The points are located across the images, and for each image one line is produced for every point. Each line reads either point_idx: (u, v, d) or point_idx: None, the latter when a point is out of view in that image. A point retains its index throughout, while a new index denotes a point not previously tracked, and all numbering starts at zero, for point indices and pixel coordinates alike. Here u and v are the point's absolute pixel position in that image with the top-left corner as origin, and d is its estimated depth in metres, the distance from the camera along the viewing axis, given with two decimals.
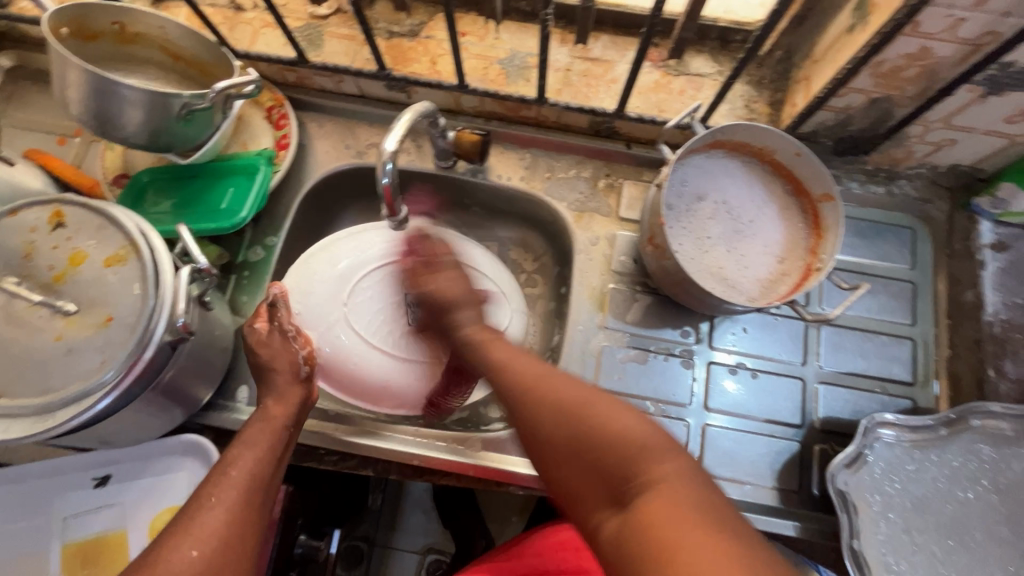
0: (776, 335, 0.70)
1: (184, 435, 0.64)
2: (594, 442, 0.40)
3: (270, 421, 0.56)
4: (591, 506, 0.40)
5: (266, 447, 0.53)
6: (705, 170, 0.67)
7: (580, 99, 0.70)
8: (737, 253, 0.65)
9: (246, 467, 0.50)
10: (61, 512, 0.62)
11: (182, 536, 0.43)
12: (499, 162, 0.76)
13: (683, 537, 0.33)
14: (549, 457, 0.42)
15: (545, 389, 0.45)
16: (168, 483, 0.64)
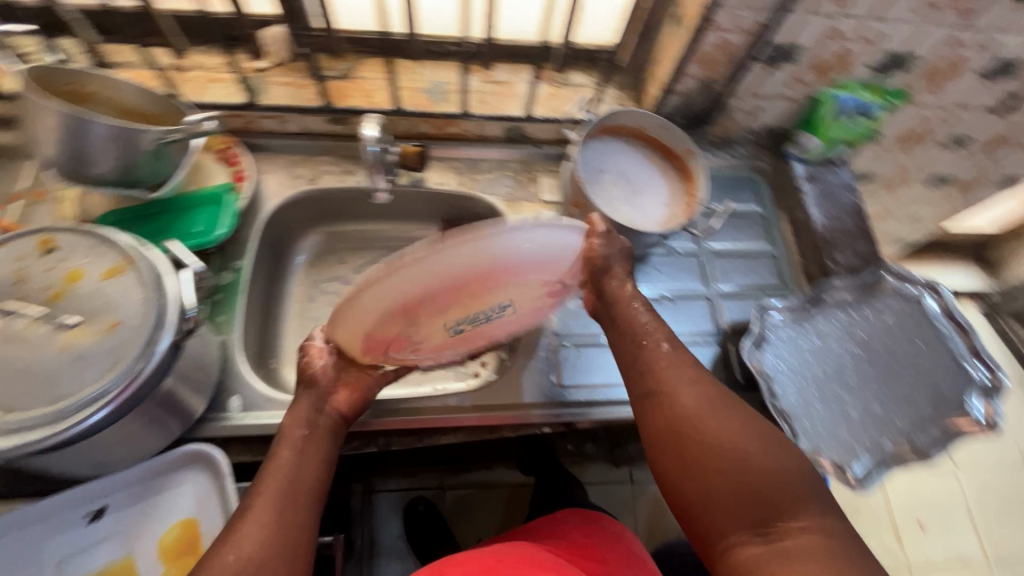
0: (681, 269, 0.90)
1: (181, 446, 0.65)
2: (737, 450, 0.56)
3: (297, 426, 0.60)
4: (722, 517, 0.55)
5: (290, 453, 0.58)
6: (600, 150, 0.86)
7: (495, 111, 0.87)
8: (639, 206, 0.83)
9: (277, 476, 0.55)
10: (53, 555, 0.60)
11: (223, 544, 0.50)
12: (436, 172, 0.90)
13: (809, 524, 0.52)
14: (694, 458, 0.57)
15: (689, 407, 0.60)
16: (169, 498, 0.64)
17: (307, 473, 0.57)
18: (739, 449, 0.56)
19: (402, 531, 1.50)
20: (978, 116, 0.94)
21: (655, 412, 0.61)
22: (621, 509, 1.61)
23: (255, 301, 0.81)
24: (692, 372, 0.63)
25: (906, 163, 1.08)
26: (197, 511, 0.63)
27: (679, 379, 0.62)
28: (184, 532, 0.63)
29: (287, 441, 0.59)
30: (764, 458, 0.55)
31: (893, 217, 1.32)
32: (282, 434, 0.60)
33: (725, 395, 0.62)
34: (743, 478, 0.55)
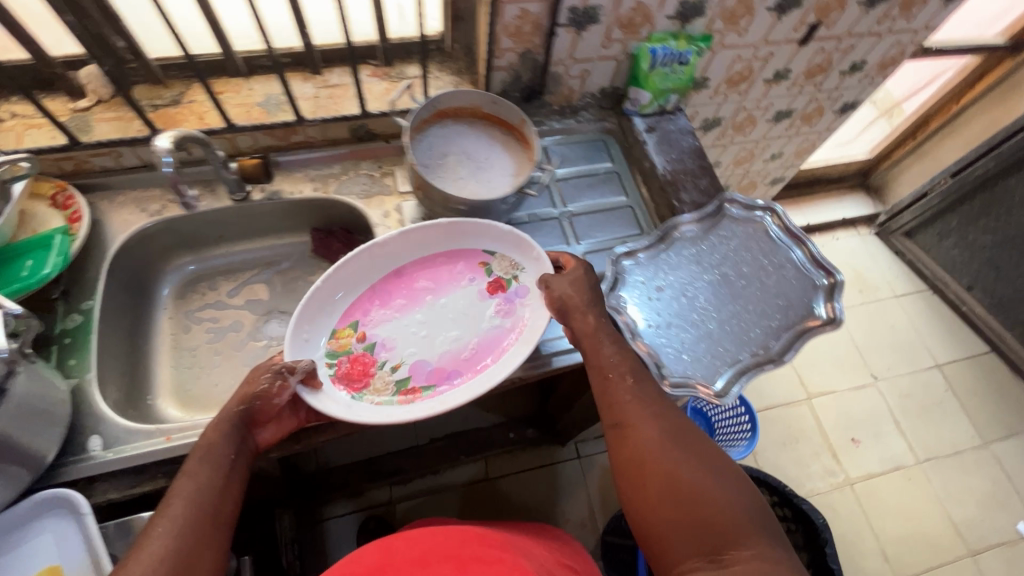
0: (543, 234, 0.93)
1: (35, 495, 0.63)
2: (689, 477, 0.61)
3: (212, 450, 0.62)
4: (677, 545, 0.59)
5: (206, 476, 0.60)
6: (441, 133, 0.89)
7: (333, 113, 0.89)
8: (485, 180, 0.87)
9: (193, 495, 0.58)
10: None
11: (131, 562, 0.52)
12: (288, 181, 0.91)
13: (750, 543, 0.57)
14: (649, 486, 0.63)
15: (655, 437, 0.65)
16: (31, 549, 0.62)
17: (225, 501, 0.61)
18: (692, 478, 0.61)
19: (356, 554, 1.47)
20: (787, 50, 1.03)
21: (626, 441, 0.67)
22: (574, 485, 1.63)
23: (115, 340, 0.80)
24: (653, 407, 0.69)
25: (744, 103, 1.16)
26: (61, 557, 0.62)
27: (641, 415, 0.67)
28: None
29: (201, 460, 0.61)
30: (710, 488, 0.61)
31: (759, 158, 1.41)
32: (198, 453, 0.62)
33: (685, 426, 0.67)
34: (695, 507, 0.59)
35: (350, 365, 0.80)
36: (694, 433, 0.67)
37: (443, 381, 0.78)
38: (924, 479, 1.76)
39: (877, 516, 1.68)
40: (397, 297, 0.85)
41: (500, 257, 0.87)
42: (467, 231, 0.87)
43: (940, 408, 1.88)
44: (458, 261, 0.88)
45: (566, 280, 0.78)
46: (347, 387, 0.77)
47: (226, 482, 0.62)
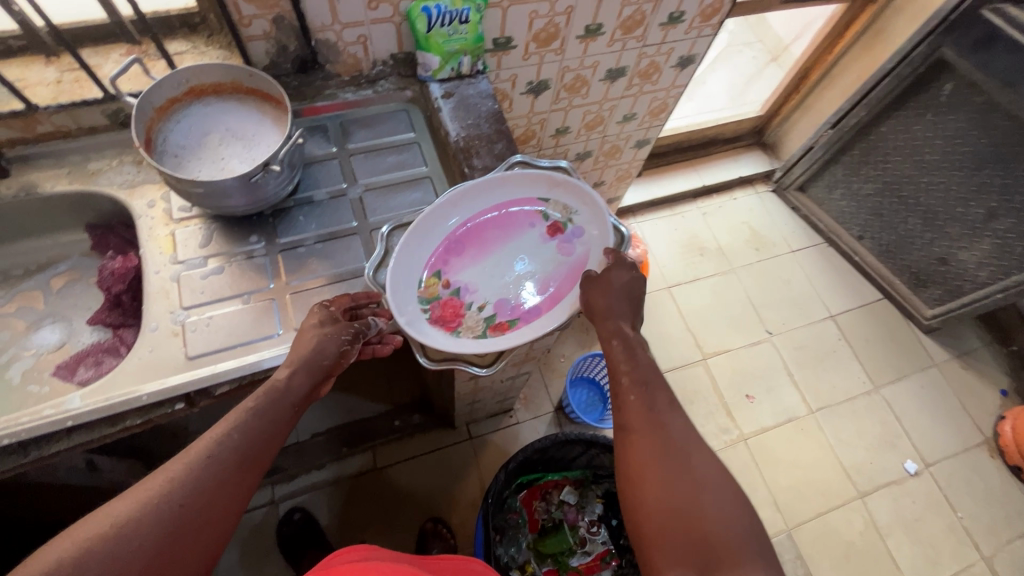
0: (327, 212, 0.89)
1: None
2: (682, 477, 0.62)
3: (286, 394, 0.67)
4: (666, 554, 0.58)
5: (238, 437, 0.62)
6: (202, 115, 0.84)
7: (77, 97, 0.83)
8: (247, 160, 0.82)
9: (202, 451, 0.59)
10: None
11: (83, 523, 0.52)
12: (39, 176, 0.84)
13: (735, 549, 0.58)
14: (641, 493, 0.62)
15: (652, 436, 0.66)
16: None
17: (233, 475, 0.60)
18: (688, 486, 0.61)
19: (236, 556, 1.44)
20: (588, 3, 0.99)
21: (627, 453, 0.66)
22: (466, 467, 1.61)
23: None
24: (657, 409, 0.69)
25: (565, 62, 1.12)
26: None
27: (637, 413, 0.68)
28: None
29: (257, 414, 0.64)
30: (707, 487, 0.61)
31: (610, 120, 1.38)
32: (268, 395, 0.66)
33: (682, 428, 0.67)
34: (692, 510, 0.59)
35: (440, 309, 0.79)
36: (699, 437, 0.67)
37: (561, 296, 0.80)
38: (817, 428, 1.79)
39: (770, 467, 1.71)
40: (450, 257, 0.82)
41: (553, 200, 0.86)
42: (474, 211, 0.84)
43: (832, 357, 1.92)
44: (494, 226, 0.85)
45: (622, 273, 0.76)
46: (447, 328, 0.78)
47: (278, 425, 0.65)
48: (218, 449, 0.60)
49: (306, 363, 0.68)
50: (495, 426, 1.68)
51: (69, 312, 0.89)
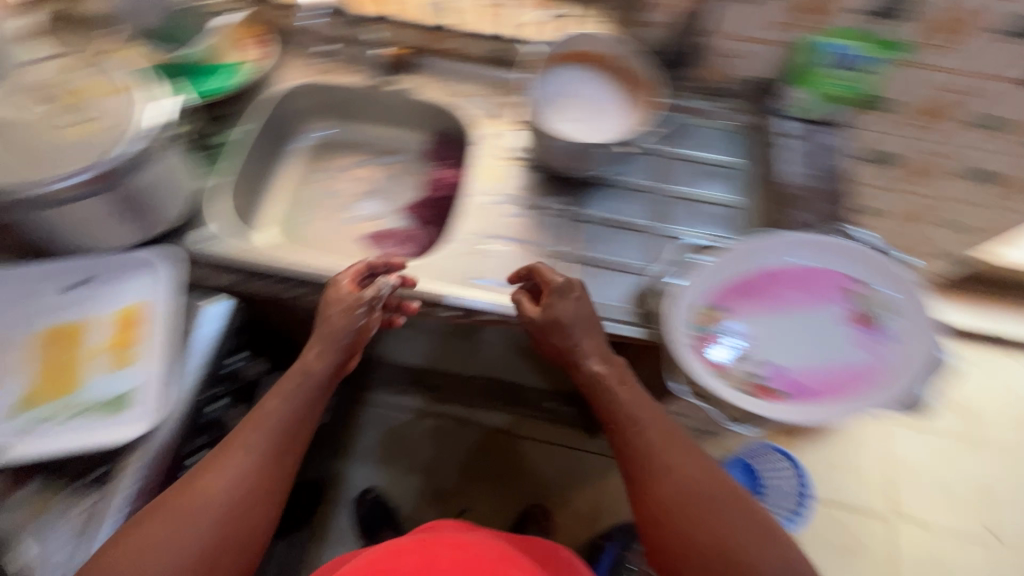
0: (628, 202, 0.91)
1: (143, 250, 0.79)
2: (702, 513, 0.64)
3: (310, 376, 0.72)
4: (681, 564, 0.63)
5: (273, 420, 0.68)
6: (567, 76, 0.90)
7: (482, 28, 0.95)
8: (589, 126, 0.85)
9: (264, 431, 0.67)
10: (38, 307, 0.76)
11: (186, 493, 0.63)
12: (423, 81, 0.99)
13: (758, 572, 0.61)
14: (664, 533, 0.65)
15: (687, 468, 0.67)
16: (125, 286, 0.78)
17: (275, 459, 0.67)
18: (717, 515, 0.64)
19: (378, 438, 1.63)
20: None
21: (642, 502, 0.67)
22: (590, 479, 1.59)
23: (250, 163, 0.96)
24: (665, 451, 0.68)
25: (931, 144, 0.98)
26: (143, 297, 0.77)
27: (650, 466, 0.68)
28: (128, 317, 0.77)
29: (260, 422, 0.68)
30: (728, 518, 0.64)
31: (933, 221, 1.19)
32: (297, 377, 0.72)
33: (696, 460, 0.68)
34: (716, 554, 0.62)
35: (707, 342, 0.74)
36: (693, 446, 0.70)
37: (866, 381, 0.72)
38: None
39: None
40: (741, 299, 0.78)
41: (870, 288, 0.77)
42: (779, 264, 0.79)
43: None
44: (794, 285, 0.78)
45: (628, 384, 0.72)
46: (708, 362, 0.72)
47: (313, 406, 0.72)
48: (246, 456, 0.65)
49: (307, 372, 0.72)
50: None
51: (389, 195, 1.04)
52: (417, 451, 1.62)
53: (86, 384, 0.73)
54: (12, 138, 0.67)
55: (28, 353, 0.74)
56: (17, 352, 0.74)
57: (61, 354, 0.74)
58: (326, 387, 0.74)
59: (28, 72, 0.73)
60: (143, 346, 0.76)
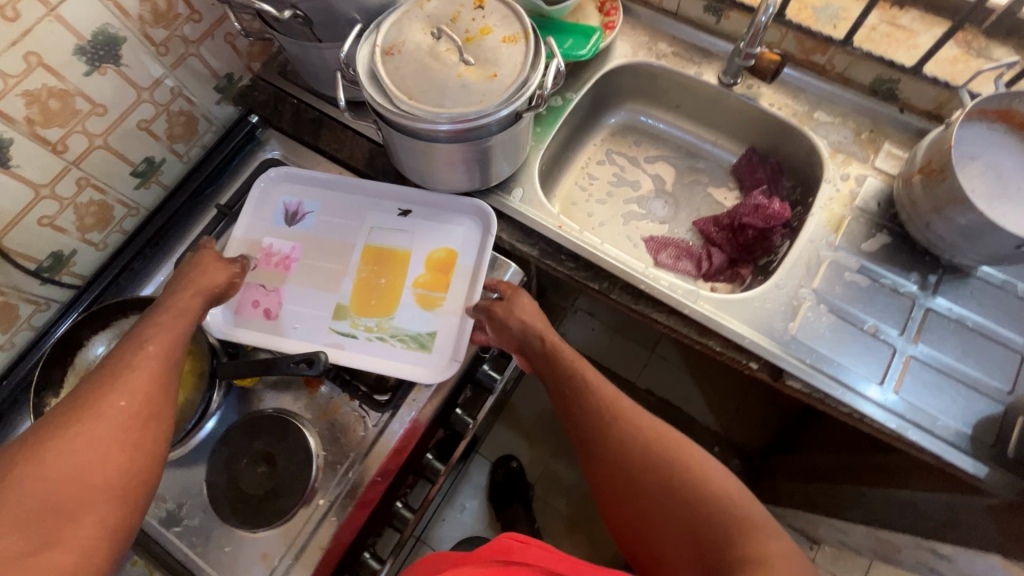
0: (1002, 309, 0.73)
1: (471, 203, 0.82)
2: (689, 486, 0.59)
3: (183, 310, 0.61)
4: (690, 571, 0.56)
5: (164, 340, 0.57)
6: (985, 136, 0.73)
7: (880, 51, 0.79)
8: (998, 212, 0.70)
9: (147, 353, 0.55)
10: (370, 224, 0.83)
11: (77, 427, 0.48)
12: (773, 93, 0.87)
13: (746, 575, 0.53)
14: (637, 494, 0.62)
15: (618, 424, 0.66)
16: (445, 231, 0.82)
17: (129, 399, 0.51)
18: (653, 476, 0.61)
19: (531, 412, 1.64)
20: None
21: (597, 450, 0.67)
22: None
23: (564, 132, 0.92)
24: (604, 403, 0.67)
25: None
26: (460, 247, 0.81)
27: (590, 409, 0.68)
28: (445, 257, 0.81)
29: (140, 339, 0.56)
30: (684, 487, 0.59)
31: None
32: (175, 313, 0.61)
33: (645, 423, 0.65)
34: (663, 491, 0.60)
35: None
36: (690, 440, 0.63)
37: None
38: None
39: None
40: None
41: None
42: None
43: None
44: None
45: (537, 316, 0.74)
46: None
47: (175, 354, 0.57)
48: (119, 371, 0.53)
49: (177, 311, 0.61)
50: None
51: (680, 201, 0.96)
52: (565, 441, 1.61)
53: (395, 311, 0.78)
54: (419, 71, 0.70)
55: (355, 264, 0.81)
56: (348, 260, 0.81)
57: (382, 275, 0.80)
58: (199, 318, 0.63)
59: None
60: (450, 294, 0.78)
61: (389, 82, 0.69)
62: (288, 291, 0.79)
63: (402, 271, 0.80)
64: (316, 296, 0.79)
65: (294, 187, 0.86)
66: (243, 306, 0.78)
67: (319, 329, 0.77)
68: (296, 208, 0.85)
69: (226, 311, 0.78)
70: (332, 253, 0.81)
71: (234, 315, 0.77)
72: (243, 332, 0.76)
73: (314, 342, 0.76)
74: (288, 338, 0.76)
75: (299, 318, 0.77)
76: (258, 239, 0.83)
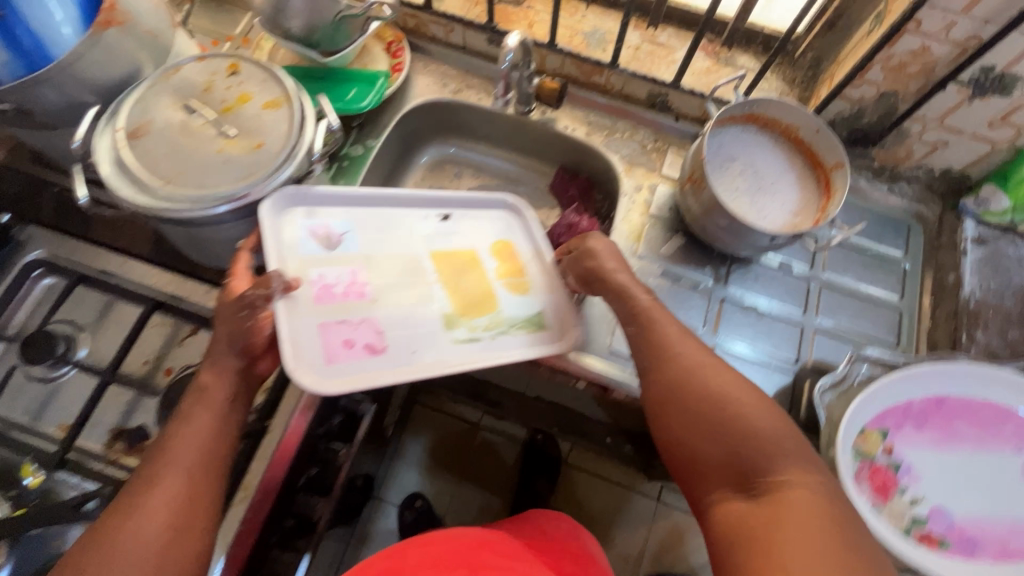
0: (782, 288, 0.82)
1: (500, 198, 0.89)
2: (732, 416, 0.54)
3: (207, 394, 0.60)
4: (717, 481, 0.53)
5: (201, 434, 0.57)
6: (739, 138, 0.81)
7: (645, 70, 0.86)
8: (758, 206, 0.78)
9: (182, 451, 0.56)
10: (419, 234, 0.83)
11: (117, 546, 0.50)
12: (567, 116, 0.91)
13: (788, 538, 0.46)
14: (678, 410, 0.57)
15: (664, 341, 0.61)
16: (490, 227, 0.88)
17: (157, 508, 0.52)
18: (708, 400, 0.55)
19: (430, 445, 1.61)
20: None
21: (653, 376, 0.60)
22: (639, 522, 1.54)
23: (374, 179, 0.90)
24: (669, 341, 0.61)
25: None
26: (515, 235, 0.87)
27: (649, 343, 0.62)
28: (505, 248, 0.86)
29: (184, 440, 0.57)
30: (714, 415, 0.55)
31: None
32: (197, 395, 0.60)
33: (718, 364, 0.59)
34: (704, 405, 0.55)
35: (869, 472, 0.68)
36: (757, 388, 0.57)
37: None
38: None
39: None
40: (907, 426, 0.70)
41: None
42: (954, 392, 0.70)
43: None
44: (968, 418, 0.70)
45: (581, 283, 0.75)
46: (872, 496, 0.66)
47: (205, 450, 0.57)
48: (146, 479, 0.54)
49: (201, 394, 0.60)
50: (684, 506, 1.57)
51: None
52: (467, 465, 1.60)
53: (496, 304, 0.80)
54: (172, 151, 0.64)
55: (432, 272, 0.80)
56: (421, 272, 0.80)
57: (464, 279, 0.80)
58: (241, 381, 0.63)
59: (177, 73, 0.68)
60: (531, 274, 0.84)
61: (137, 168, 0.62)
62: (378, 317, 0.73)
63: (479, 268, 0.82)
64: (407, 314, 0.75)
65: (310, 209, 0.77)
66: (336, 352, 0.69)
67: (438, 342, 0.74)
68: (324, 231, 0.77)
69: (319, 368, 0.67)
70: (400, 267, 0.79)
71: (331, 364, 0.68)
72: (356, 375, 0.68)
73: (432, 356, 0.73)
74: (415, 362, 0.72)
75: (395, 331, 0.73)
76: (305, 275, 0.73)
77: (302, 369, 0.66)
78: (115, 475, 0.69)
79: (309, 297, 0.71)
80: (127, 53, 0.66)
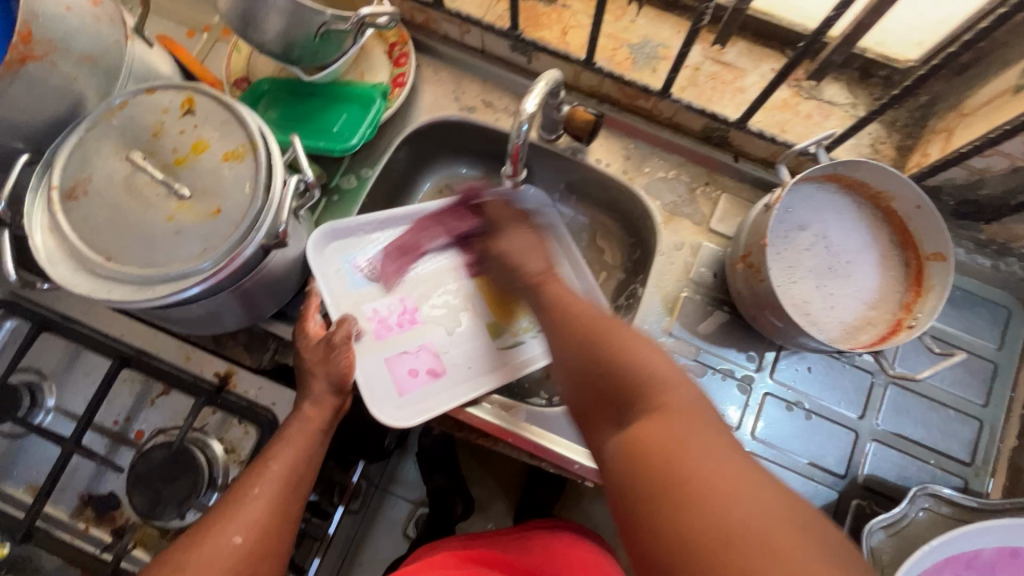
0: (839, 383, 0.69)
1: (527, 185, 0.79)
2: (606, 354, 0.46)
3: (308, 423, 0.59)
4: (599, 424, 0.45)
5: (301, 450, 0.58)
6: (812, 201, 0.65)
7: (702, 101, 0.69)
8: (827, 292, 0.64)
9: (285, 464, 0.56)
10: (454, 242, 0.77)
11: (217, 535, 0.50)
12: (601, 146, 0.75)
13: (700, 460, 0.37)
14: (570, 358, 0.49)
15: (573, 308, 0.53)
16: None
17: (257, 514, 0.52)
18: (601, 338, 0.48)
19: None
20: None
21: (560, 340, 0.51)
22: None
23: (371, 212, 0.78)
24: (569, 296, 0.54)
25: None
26: None
27: (571, 318, 0.52)
28: None
29: (274, 466, 0.55)
30: (610, 360, 0.46)
31: None
32: (297, 422, 0.59)
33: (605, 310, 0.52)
34: (588, 338, 0.48)
35: None
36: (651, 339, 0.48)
37: None
38: None
39: None
40: None
41: None
42: None
43: None
44: None
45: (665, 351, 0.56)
46: None
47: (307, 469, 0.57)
48: (239, 494, 0.53)
49: (302, 420, 0.59)
50: None
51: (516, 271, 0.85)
52: (485, 460, 1.22)
53: None
54: (115, 217, 0.53)
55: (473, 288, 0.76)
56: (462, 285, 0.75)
57: (503, 292, 0.76)
58: (325, 433, 0.60)
59: (122, 109, 0.56)
60: None
61: (75, 238, 0.53)
62: (433, 340, 0.72)
63: None
64: (460, 331, 0.73)
65: (347, 240, 0.73)
66: (403, 382, 0.69)
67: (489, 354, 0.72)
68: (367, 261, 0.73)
69: (393, 401, 0.68)
70: (443, 284, 0.75)
71: (404, 397, 0.68)
72: (432, 402, 0.68)
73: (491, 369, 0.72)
74: (474, 380, 0.70)
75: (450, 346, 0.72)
76: (360, 312, 0.71)
77: (382, 410, 0.67)
78: (85, 548, 0.66)
79: (370, 335, 0.71)
80: (59, 89, 0.55)
